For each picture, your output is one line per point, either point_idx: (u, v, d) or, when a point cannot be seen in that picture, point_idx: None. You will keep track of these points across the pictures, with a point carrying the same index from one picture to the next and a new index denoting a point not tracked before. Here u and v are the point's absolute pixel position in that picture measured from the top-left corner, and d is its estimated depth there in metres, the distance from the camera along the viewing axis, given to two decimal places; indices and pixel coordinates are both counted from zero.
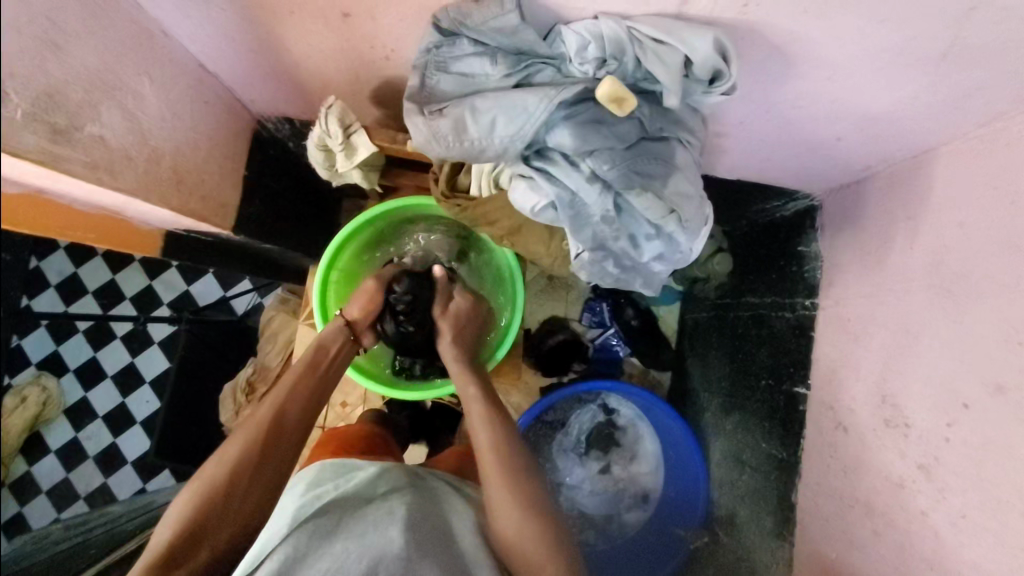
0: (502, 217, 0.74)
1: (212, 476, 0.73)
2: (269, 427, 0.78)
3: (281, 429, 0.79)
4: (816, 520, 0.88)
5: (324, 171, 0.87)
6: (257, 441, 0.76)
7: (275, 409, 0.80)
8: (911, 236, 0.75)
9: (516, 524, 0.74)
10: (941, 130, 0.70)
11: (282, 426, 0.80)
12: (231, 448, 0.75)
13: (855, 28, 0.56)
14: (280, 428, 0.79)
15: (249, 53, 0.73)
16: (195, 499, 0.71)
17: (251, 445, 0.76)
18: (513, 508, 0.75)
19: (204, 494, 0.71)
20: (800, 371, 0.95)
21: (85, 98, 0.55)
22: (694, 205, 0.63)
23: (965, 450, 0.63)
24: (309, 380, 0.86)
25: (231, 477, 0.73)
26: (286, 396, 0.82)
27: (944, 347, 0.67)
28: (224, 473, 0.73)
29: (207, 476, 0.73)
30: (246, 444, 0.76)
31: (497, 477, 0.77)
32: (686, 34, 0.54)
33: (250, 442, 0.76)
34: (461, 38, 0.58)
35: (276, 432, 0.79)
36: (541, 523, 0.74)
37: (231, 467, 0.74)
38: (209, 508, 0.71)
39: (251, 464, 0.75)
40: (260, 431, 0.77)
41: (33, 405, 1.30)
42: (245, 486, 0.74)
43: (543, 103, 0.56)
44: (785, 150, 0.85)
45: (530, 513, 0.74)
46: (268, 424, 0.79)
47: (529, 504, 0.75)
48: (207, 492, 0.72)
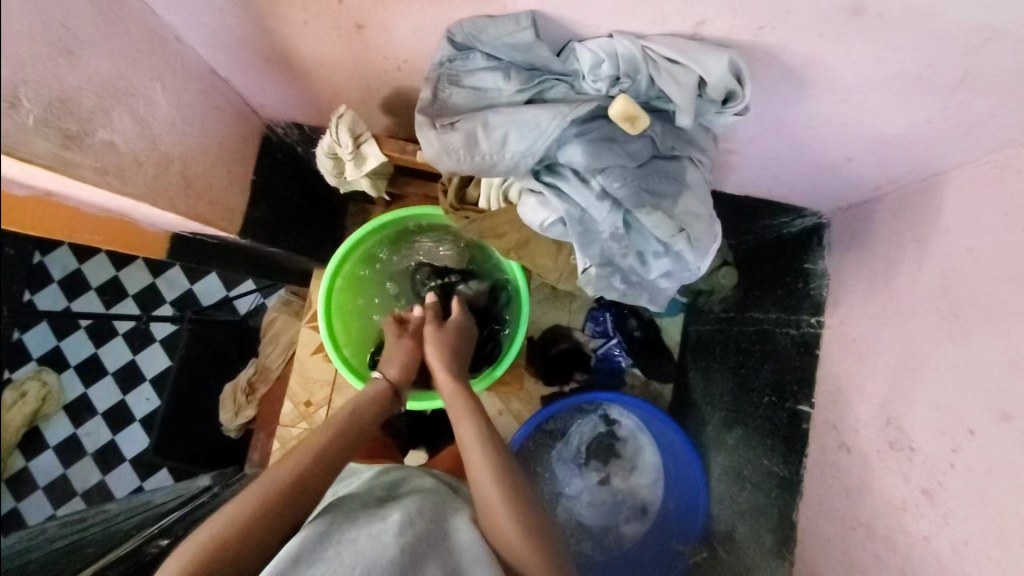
0: (510, 230, 0.74)
1: (227, 530, 0.69)
2: (291, 489, 0.75)
3: (303, 493, 0.75)
4: (817, 541, 0.87)
5: (332, 178, 0.87)
6: (277, 501, 0.73)
7: (299, 469, 0.76)
8: (920, 259, 0.74)
9: (511, 528, 0.74)
10: (953, 154, 0.69)
11: (305, 492, 0.76)
12: (249, 503, 0.72)
13: (871, 53, 0.56)
14: (303, 493, 0.75)
15: (261, 61, 0.73)
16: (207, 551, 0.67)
17: (272, 505, 0.72)
18: (505, 514, 0.75)
19: (216, 547, 0.68)
20: (804, 390, 0.95)
21: (97, 104, 0.55)
22: (704, 224, 0.62)
23: (969, 476, 0.63)
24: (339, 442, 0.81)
25: (246, 533, 0.70)
26: (313, 457, 0.78)
27: (950, 372, 0.67)
28: (239, 530, 0.69)
29: (220, 529, 0.69)
30: (267, 503, 0.72)
31: (488, 484, 0.78)
32: (701, 54, 0.54)
33: (270, 500, 0.73)
34: (475, 52, 0.58)
35: (299, 492, 0.75)
36: (533, 524, 0.76)
37: (247, 523, 0.70)
38: (219, 562, 0.67)
39: (267, 526, 0.71)
40: (281, 493, 0.74)
41: (34, 401, 1.15)
42: (258, 544, 0.70)
43: (556, 120, 0.56)
44: (795, 168, 0.85)
45: (524, 518, 0.75)
46: (291, 484, 0.75)
47: (522, 512, 0.76)
48: (216, 547, 0.68)
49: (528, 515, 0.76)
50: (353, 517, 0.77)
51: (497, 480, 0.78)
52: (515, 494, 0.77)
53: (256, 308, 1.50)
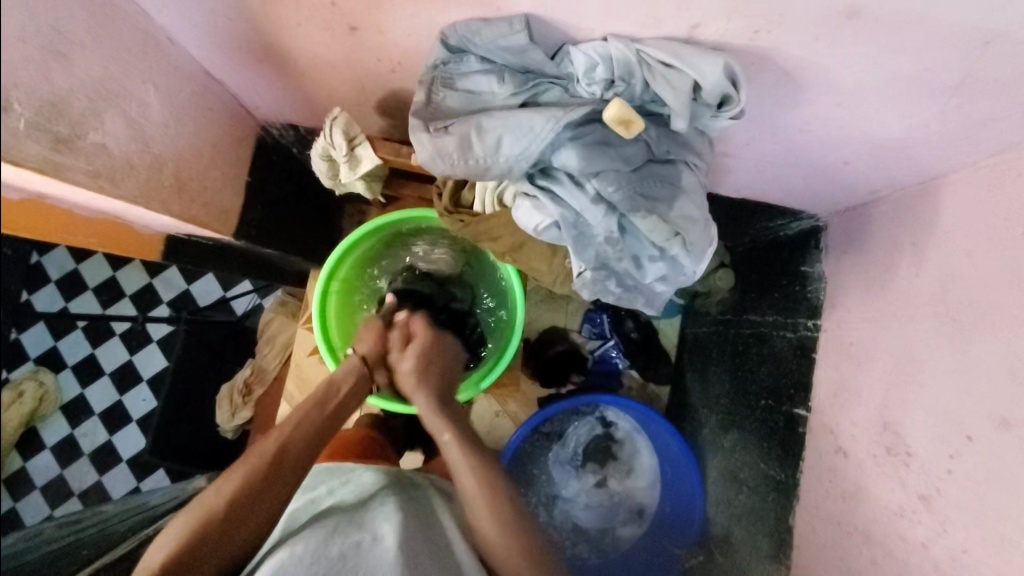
0: (505, 233, 0.73)
1: (210, 507, 0.72)
2: (271, 461, 0.76)
3: (283, 461, 0.77)
4: (814, 546, 0.87)
5: (328, 181, 0.86)
6: (258, 475, 0.74)
7: (278, 441, 0.78)
8: (917, 263, 0.74)
9: (497, 531, 0.75)
10: (950, 158, 0.69)
11: (285, 461, 0.77)
12: (232, 480, 0.74)
13: (867, 57, 0.55)
14: (283, 463, 0.77)
15: (254, 63, 0.72)
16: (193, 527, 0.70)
17: (252, 477, 0.74)
18: (491, 515, 0.76)
19: (198, 524, 0.70)
20: (801, 394, 0.95)
21: (89, 106, 0.55)
22: (698, 228, 0.62)
23: (966, 482, 0.62)
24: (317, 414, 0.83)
25: (230, 507, 0.72)
26: (291, 429, 0.80)
27: (946, 377, 0.67)
28: (222, 505, 0.72)
29: (205, 507, 0.72)
30: (248, 477, 0.74)
31: (481, 507, 0.77)
32: (696, 58, 0.53)
33: (250, 474, 0.74)
34: (469, 56, 0.58)
35: (279, 463, 0.77)
36: (528, 534, 0.76)
37: (230, 499, 0.72)
38: (205, 535, 0.70)
39: (249, 499, 0.73)
40: (262, 465, 0.75)
41: (30, 400, 1.29)
42: (243, 517, 0.73)
43: (550, 124, 0.55)
44: (792, 171, 0.84)
45: (514, 525, 0.76)
46: (271, 456, 0.77)
47: (512, 523, 0.76)
48: (202, 525, 0.70)
49: (514, 515, 0.77)
50: (354, 520, 0.77)
51: (483, 478, 0.78)
52: (500, 496, 0.77)
53: (255, 308, 1.44)
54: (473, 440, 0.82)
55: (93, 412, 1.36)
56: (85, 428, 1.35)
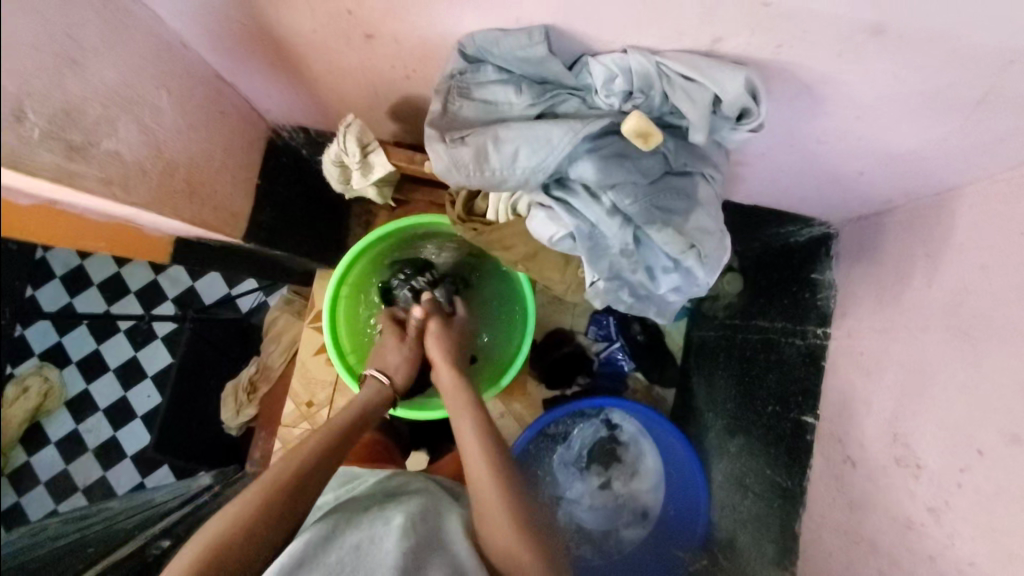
0: (518, 242, 0.74)
1: (222, 532, 0.69)
2: (288, 489, 0.74)
3: (300, 491, 0.75)
4: (820, 554, 0.87)
5: (338, 185, 0.86)
6: (275, 501, 0.73)
7: (295, 469, 0.76)
8: (931, 275, 0.73)
9: (504, 527, 0.74)
10: (966, 171, 0.68)
11: (303, 489, 0.75)
12: (246, 503, 0.72)
13: (889, 73, 0.55)
14: (300, 489, 0.75)
15: (267, 68, 0.72)
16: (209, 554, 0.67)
17: (269, 504, 0.72)
18: (498, 506, 0.76)
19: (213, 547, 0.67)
20: (809, 401, 0.94)
21: (102, 113, 0.54)
22: (714, 241, 0.62)
23: (977, 497, 0.62)
24: (336, 445, 0.82)
25: (247, 533, 0.69)
26: (310, 458, 0.78)
27: (958, 391, 0.67)
28: (239, 528, 0.69)
29: (219, 532, 0.69)
30: (264, 502, 0.72)
31: (493, 504, 0.76)
32: (716, 72, 0.53)
33: (266, 499, 0.72)
34: (487, 66, 0.57)
35: (297, 491, 0.75)
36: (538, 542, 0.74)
37: (246, 525, 0.70)
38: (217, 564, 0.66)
39: (267, 524, 0.71)
40: (276, 490, 0.73)
41: (34, 396, 1.32)
42: (258, 544, 0.70)
43: (568, 136, 0.55)
44: (805, 180, 0.84)
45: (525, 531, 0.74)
46: (287, 482, 0.75)
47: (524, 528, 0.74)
48: (216, 552, 0.67)
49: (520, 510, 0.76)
50: (355, 521, 0.77)
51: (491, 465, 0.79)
52: (506, 487, 0.77)
53: (259, 306, 1.44)
54: (484, 427, 0.84)
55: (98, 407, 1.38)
56: (89, 424, 1.37)
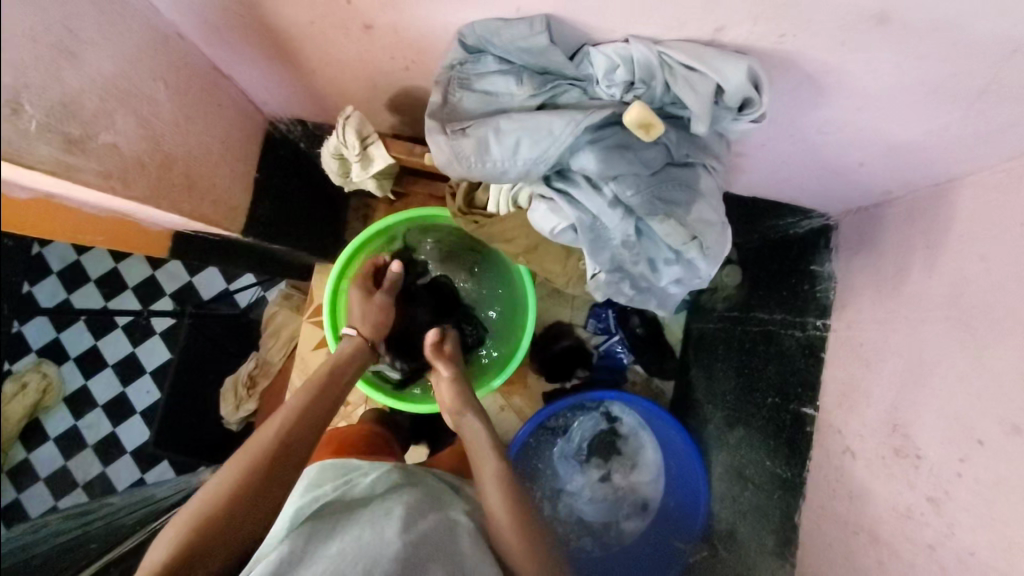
0: (519, 235, 0.73)
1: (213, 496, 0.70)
2: (272, 454, 0.75)
3: (283, 453, 0.75)
4: (820, 544, 0.88)
5: (337, 179, 0.86)
6: (259, 461, 0.73)
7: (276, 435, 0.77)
8: (930, 266, 0.74)
9: (510, 522, 0.77)
10: (966, 162, 0.68)
11: (287, 452, 0.76)
12: (233, 468, 0.73)
13: (890, 63, 0.55)
14: (284, 452, 0.76)
15: (266, 59, 0.71)
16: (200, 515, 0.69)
17: (253, 470, 0.73)
18: (505, 507, 0.79)
19: (205, 509, 0.69)
20: (809, 393, 0.94)
21: (100, 106, 0.54)
22: (715, 232, 0.62)
23: (976, 486, 0.63)
24: (318, 400, 0.83)
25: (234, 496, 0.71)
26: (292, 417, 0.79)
27: (958, 382, 0.67)
28: (230, 491, 0.71)
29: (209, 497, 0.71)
30: (249, 464, 0.73)
31: (501, 510, 0.78)
32: (719, 62, 0.53)
33: (250, 464, 0.73)
34: (488, 56, 0.57)
35: (280, 456, 0.75)
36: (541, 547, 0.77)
37: (233, 489, 0.71)
38: (210, 528, 0.69)
39: (253, 490, 0.72)
40: (260, 457, 0.74)
41: (32, 395, 1.15)
42: (249, 510, 0.71)
43: (569, 127, 0.55)
44: (805, 171, 0.83)
45: (528, 535, 0.76)
46: (271, 447, 0.75)
47: (530, 534, 0.77)
48: (206, 514, 0.69)
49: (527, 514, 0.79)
50: (355, 517, 0.77)
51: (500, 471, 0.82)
52: (514, 491, 0.80)
53: (257, 302, 1.49)
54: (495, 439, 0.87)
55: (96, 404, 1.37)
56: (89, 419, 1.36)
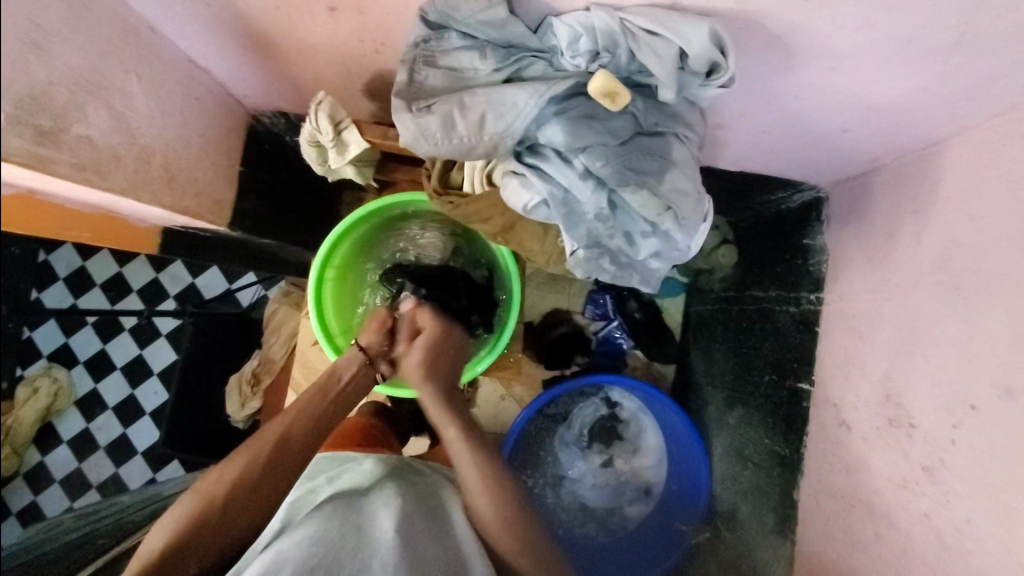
0: (496, 215, 0.73)
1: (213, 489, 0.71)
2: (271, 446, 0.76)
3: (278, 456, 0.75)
4: (818, 518, 0.87)
5: (318, 168, 0.86)
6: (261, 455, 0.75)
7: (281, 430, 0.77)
8: (919, 231, 0.72)
9: (492, 513, 0.74)
10: (952, 120, 0.67)
11: (290, 447, 0.77)
12: (229, 468, 0.73)
13: (860, 17, 0.53)
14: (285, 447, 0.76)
15: (240, 50, 0.72)
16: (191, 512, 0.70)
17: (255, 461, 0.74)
18: (491, 503, 0.75)
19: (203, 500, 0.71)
20: (804, 367, 0.93)
21: (71, 99, 0.55)
22: (691, 202, 0.61)
23: (969, 452, 0.62)
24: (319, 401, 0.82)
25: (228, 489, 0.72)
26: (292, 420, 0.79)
27: (948, 347, 0.66)
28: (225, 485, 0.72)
29: (207, 488, 0.72)
30: (249, 459, 0.74)
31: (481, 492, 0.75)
32: (682, 25, 0.52)
33: (248, 466, 0.73)
34: (451, 31, 0.57)
35: (283, 449, 0.76)
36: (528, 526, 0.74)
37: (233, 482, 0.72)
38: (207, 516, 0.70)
39: (252, 482, 0.73)
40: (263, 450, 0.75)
41: (44, 397, 1.32)
42: (246, 501, 0.73)
43: (533, 99, 0.55)
44: (791, 141, 0.82)
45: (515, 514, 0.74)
46: (273, 441, 0.76)
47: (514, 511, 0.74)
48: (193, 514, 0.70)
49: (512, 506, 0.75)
50: (354, 504, 0.76)
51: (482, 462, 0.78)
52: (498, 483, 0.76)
53: (260, 299, 1.44)
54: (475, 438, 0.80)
55: (106, 406, 1.40)
56: (99, 423, 1.39)
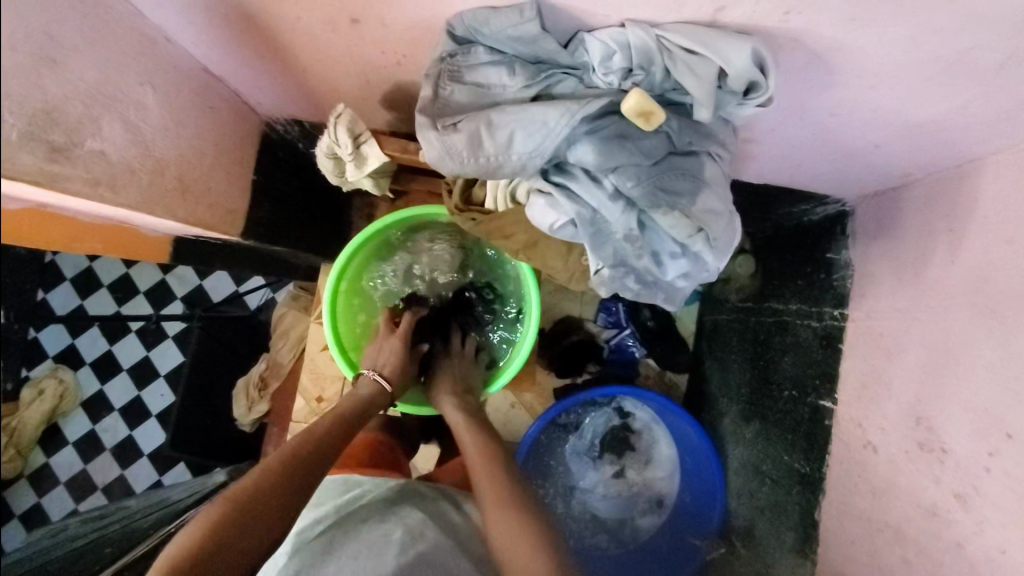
0: (518, 232, 0.72)
1: (241, 487, 0.69)
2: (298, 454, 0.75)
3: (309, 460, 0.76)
4: (841, 539, 0.85)
5: (334, 179, 0.84)
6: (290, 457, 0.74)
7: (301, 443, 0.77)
8: (953, 251, 0.70)
9: (508, 533, 0.71)
10: (990, 140, 0.65)
11: (313, 456, 0.77)
12: (261, 469, 0.72)
13: (906, 37, 0.51)
14: (311, 458, 0.76)
15: (254, 59, 0.70)
16: (220, 513, 0.66)
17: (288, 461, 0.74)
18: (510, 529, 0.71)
19: (225, 511, 0.66)
20: (827, 385, 0.91)
21: (85, 113, 0.53)
22: (723, 222, 0.59)
23: (1007, 481, 0.60)
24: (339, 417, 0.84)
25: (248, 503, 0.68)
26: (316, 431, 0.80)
27: (984, 373, 0.63)
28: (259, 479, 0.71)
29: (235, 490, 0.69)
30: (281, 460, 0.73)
31: (500, 518, 0.73)
32: (720, 44, 0.50)
33: (281, 463, 0.73)
34: (478, 46, 0.55)
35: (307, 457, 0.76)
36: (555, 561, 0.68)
37: (263, 479, 0.71)
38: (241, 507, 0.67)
39: (282, 480, 0.72)
40: (289, 455, 0.75)
41: (49, 398, 1.32)
42: (274, 502, 0.70)
43: (564, 119, 0.53)
44: (820, 155, 0.80)
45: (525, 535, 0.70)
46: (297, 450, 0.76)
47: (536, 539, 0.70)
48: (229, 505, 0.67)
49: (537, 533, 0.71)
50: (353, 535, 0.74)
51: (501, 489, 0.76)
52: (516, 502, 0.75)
53: (267, 303, 1.43)
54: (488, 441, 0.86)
55: (113, 407, 1.39)
56: (106, 425, 1.39)
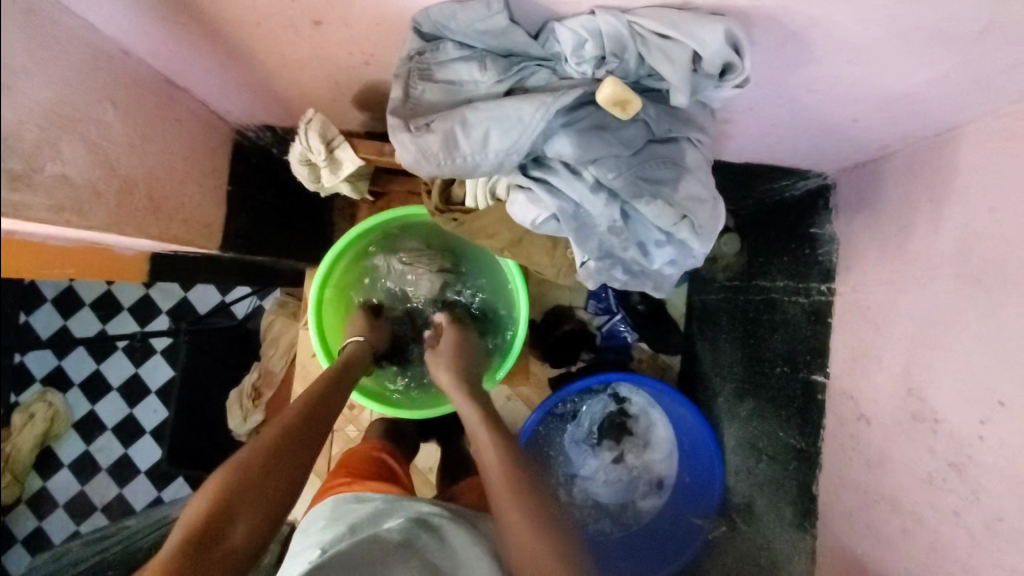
0: (502, 229, 0.71)
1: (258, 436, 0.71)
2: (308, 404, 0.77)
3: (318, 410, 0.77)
4: (839, 511, 0.86)
5: (310, 186, 0.82)
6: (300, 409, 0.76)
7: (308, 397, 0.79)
8: (936, 222, 0.70)
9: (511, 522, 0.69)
10: (968, 107, 0.65)
11: (320, 407, 0.78)
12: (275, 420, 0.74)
13: (881, 10, 0.50)
14: (321, 407, 0.78)
15: (217, 67, 0.68)
16: (242, 457, 0.67)
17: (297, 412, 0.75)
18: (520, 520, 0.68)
19: (245, 456, 0.67)
20: (818, 359, 0.91)
21: (44, 138, 0.51)
22: (707, 208, 0.58)
23: (999, 448, 0.60)
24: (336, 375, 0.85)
25: (260, 471, 0.67)
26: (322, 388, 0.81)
27: (972, 342, 0.64)
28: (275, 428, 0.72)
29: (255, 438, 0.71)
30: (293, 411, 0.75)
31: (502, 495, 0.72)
32: (692, 26, 0.49)
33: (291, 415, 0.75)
34: (446, 42, 0.54)
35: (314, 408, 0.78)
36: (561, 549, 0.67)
37: (278, 427, 0.72)
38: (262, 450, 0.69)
39: (298, 427, 0.73)
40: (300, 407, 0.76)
41: (41, 421, 1.32)
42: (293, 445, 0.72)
43: (539, 113, 0.51)
44: (800, 131, 0.79)
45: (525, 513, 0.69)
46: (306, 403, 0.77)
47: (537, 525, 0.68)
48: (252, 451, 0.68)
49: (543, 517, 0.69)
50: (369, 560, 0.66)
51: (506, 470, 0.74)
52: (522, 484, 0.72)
53: (255, 310, 1.37)
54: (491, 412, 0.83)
55: (106, 427, 1.37)
56: (100, 444, 1.37)
